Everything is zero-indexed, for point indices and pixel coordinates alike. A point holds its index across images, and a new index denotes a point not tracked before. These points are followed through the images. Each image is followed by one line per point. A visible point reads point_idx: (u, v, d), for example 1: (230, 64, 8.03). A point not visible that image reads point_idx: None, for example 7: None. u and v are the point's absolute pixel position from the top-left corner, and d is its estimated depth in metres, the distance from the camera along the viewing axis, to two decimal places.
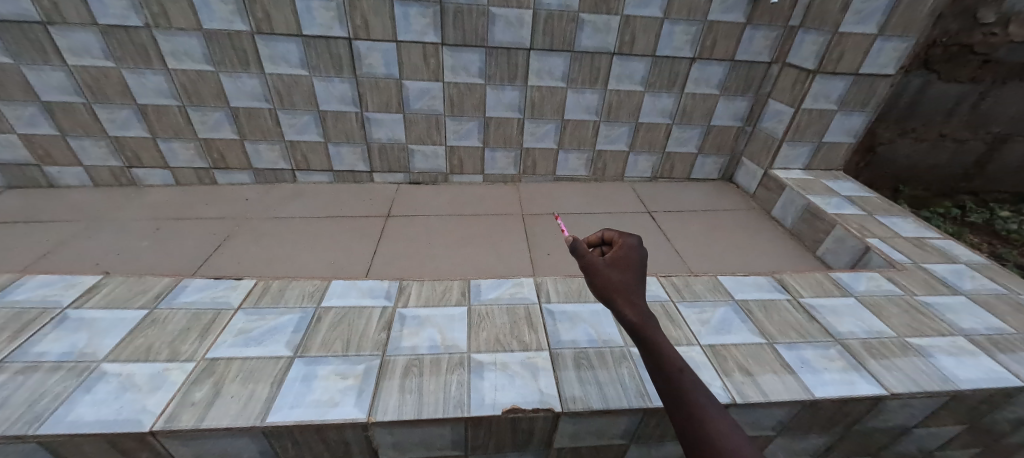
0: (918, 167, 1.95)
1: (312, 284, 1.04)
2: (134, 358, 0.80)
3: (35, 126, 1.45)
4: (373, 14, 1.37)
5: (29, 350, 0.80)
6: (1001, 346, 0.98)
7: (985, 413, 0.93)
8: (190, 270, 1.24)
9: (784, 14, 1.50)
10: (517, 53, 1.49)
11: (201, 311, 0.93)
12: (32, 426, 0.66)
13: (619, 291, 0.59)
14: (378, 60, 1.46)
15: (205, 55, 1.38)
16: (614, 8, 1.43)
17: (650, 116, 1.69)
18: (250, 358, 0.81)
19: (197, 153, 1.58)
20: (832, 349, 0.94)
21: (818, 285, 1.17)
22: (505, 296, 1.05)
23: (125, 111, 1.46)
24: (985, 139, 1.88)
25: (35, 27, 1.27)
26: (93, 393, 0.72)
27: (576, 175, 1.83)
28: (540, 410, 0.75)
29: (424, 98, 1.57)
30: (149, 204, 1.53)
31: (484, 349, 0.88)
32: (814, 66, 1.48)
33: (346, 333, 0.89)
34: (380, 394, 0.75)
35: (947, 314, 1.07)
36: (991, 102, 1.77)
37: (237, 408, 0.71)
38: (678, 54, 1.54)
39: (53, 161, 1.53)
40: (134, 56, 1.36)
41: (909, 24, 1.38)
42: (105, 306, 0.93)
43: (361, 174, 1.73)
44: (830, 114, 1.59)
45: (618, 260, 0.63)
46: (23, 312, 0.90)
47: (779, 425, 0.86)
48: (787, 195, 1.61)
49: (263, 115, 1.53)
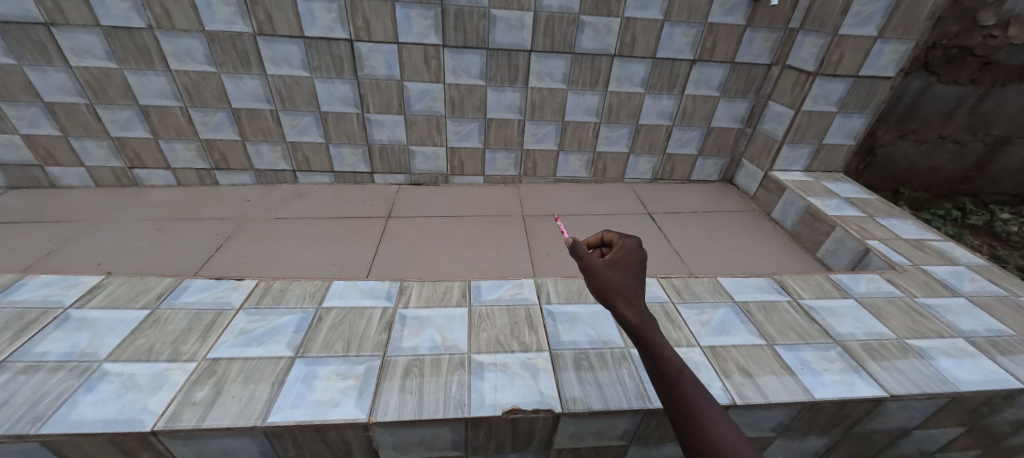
0: (918, 168, 1.95)
1: (313, 284, 1.05)
2: (136, 358, 0.80)
3: (37, 127, 1.45)
4: (374, 16, 1.38)
5: (31, 349, 0.81)
6: (1001, 348, 0.98)
7: (985, 414, 0.93)
8: (192, 270, 1.25)
9: (784, 16, 1.50)
10: (517, 55, 1.50)
11: (203, 312, 0.93)
12: (34, 426, 0.66)
13: (618, 292, 0.60)
14: (379, 61, 1.47)
15: (206, 56, 1.39)
16: (614, 10, 1.44)
17: (650, 118, 1.70)
18: (251, 359, 0.81)
19: (199, 154, 1.59)
20: (832, 350, 0.94)
21: (819, 286, 1.17)
22: (506, 297, 1.05)
23: (127, 112, 1.47)
24: (985, 141, 1.88)
25: (39, 29, 1.28)
26: (95, 392, 0.73)
27: (577, 177, 1.84)
28: (540, 410, 0.75)
29: (425, 99, 1.57)
30: (150, 204, 1.53)
31: (485, 350, 0.88)
32: (814, 68, 1.49)
33: (347, 334, 0.89)
34: (381, 394, 0.76)
35: (947, 316, 1.07)
36: (991, 104, 1.77)
37: (238, 408, 0.71)
38: (678, 55, 1.55)
39: (55, 161, 1.53)
40: (137, 57, 1.37)
41: (909, 26, 1.39)
42: (107, 306, 0.94)
43: (361, 175, 1.73)
44: (830, 116, 1.59)
45: (618, 261, 0.63)
46: (25, 312, 0.90)
47: (779, 426, 0.87)
48: (787, 196, 1.61)
49: (265, 116, 1.54)
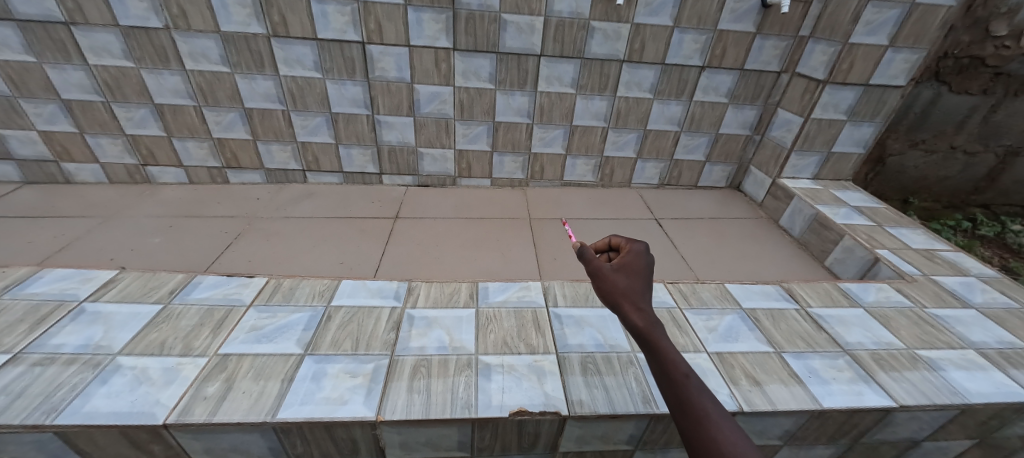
0: (928, 178, 1.94)
1: (321, 283, 1.06)
2: (148, 352, 0.82)
3: (54, 124, 1.48)
4: (387, 19, 1.39)
5: (47, 342, 0.82)
6: (1012, 361, 0.97)
7: (996, 428, 0.92)
8: (202, 266, 1.26)
9: (794, 24, 1.51)
10: (527, 59, 1.51)
11: (215, 308, 0.95)
12: (50, 416, 0.67)
13: (626, 296, 0.60)
14: (390, 64, 1.48)
15: (221, 56, 1.41)
16: (624, 16, 1.44)
17: (658, 124, 1.70)
18: (261, 355, 0.82)
19: (211, 153, 1.61)
20: (840, 359, 0.94)
21: (826, 295, 1.16)
22: (512, 299, 1.05)
23: (142, 111, 1.49)
24: (997, 152, 1.87)
25: (59, 28, 1.31)
26: (108, 385, 0.74)
27: (584, 181, 1.84)
28: (546, 412, 0.75)
29: (434, 101, 1.58)
30: (163, 201, 1.56)
31: (491, 351, 0.89)
32: (823, 75, 1.48)
33: (356, 332, 0.90)
34: (389, 393, 0.76)
35: (957, 327, 1.07)
36: (1003, 115, 1.76)
37: (249, 404, 0.72)
38: (687, 62, 1.55)
39: (70, 157, 1.56)
40: (153, 57, 1.39)
41: (920, 35, 1.39)
42: (120, 300, 0.95)
43: (370, 176, 1.74)
44: (839, 124, 1.59)
45: (625, 265, 0.64)
46: (41, 305, 0.92)
47: (786, 434, 0.86)
48: (795, 203, 1.60)
49: (276, 116, 1.56)
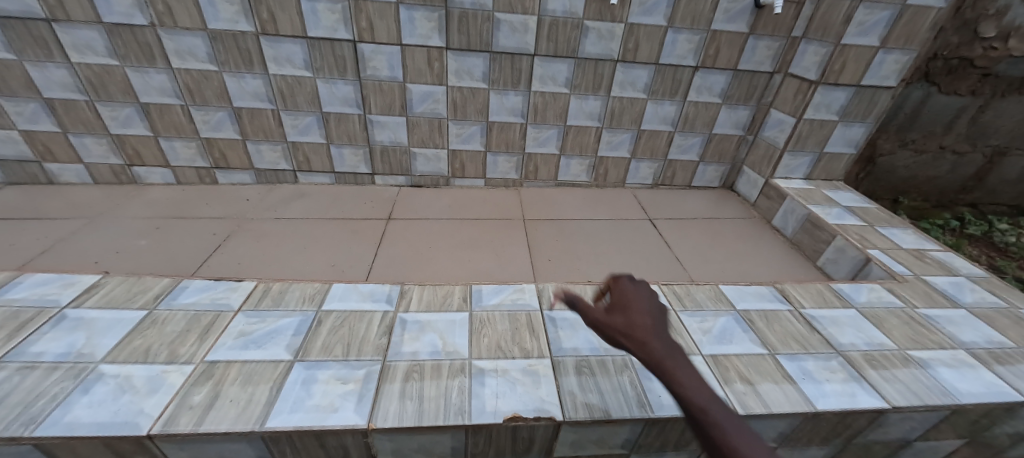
0: (918, 178, 1.96)
1: (312, 287, 1.04)
2: (132, 359, 0.79)
3: (36, 123, 1.44)
4: (378, 17, 1.37)
5: (27, 349, 0.80)
6: (1001, 360, 0.98)
7: (985, 427, 0.93)
8: (190, 270, 1.24)
9: (787, 25, 1.51)
10: (521, 58, 1.50)
11: (201, 313, 0.93)
12: (28, 428, 0.65)
13: (626, 336, 0.58)
14: (381, 63, 1.46)
15: (208, 54, 1.38)
16: (618, 15, 1.44)
17: (652, 123, 1.69)
18: (249, 361, 0.80)
19: (198, 152, 1.58)
20: (834, 360, 0.94)
21: (819, 295, 1.17)
22: (506, 302, 1.04)
23: (127, 110, 1.46)
24: (984, 152, 1.89)
25: (40, 24, 1.27)
26: (91, 394, 0.72)
27: (578, 181, 1.84)
28: (541, 418, 0.74)
29: (427, 100, 1.57)
30: (149, 202, 1.52)
31: (485, 355, 0.87)
32: (816, 76, 1.48)
33: (346, 337, 0.89)
34: (381, 399, 0.75)
35: (947, 327, 1.08)
36: (991, 115, 1.78)
37: (236, 412, 0.70)
38: (681, 62, 1.55)
39: (54, 157, 1.52)
40: (138, 55, 1.36)
41: (911, 37, 1.40)
42: (105, 306, 0.93)
43: (362, 176, 1.72)
44: (832, 124, 1.60)
45: (618, 303, 0.62)
46: (21, 311, 0.89)
47: (780, 436, 0.86)
48: (788, 204, 1.61)
49: (266, 115, 1.53)
